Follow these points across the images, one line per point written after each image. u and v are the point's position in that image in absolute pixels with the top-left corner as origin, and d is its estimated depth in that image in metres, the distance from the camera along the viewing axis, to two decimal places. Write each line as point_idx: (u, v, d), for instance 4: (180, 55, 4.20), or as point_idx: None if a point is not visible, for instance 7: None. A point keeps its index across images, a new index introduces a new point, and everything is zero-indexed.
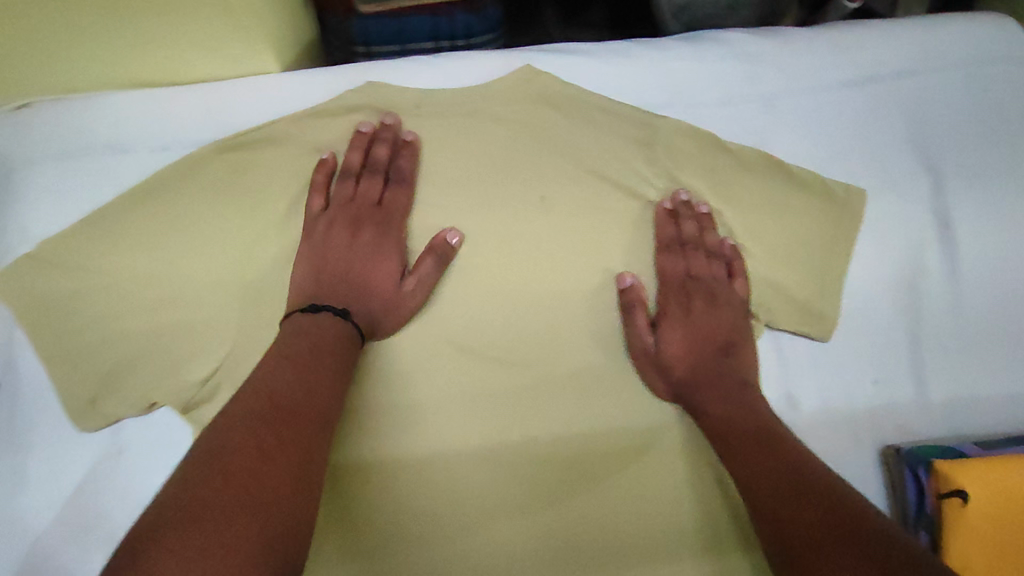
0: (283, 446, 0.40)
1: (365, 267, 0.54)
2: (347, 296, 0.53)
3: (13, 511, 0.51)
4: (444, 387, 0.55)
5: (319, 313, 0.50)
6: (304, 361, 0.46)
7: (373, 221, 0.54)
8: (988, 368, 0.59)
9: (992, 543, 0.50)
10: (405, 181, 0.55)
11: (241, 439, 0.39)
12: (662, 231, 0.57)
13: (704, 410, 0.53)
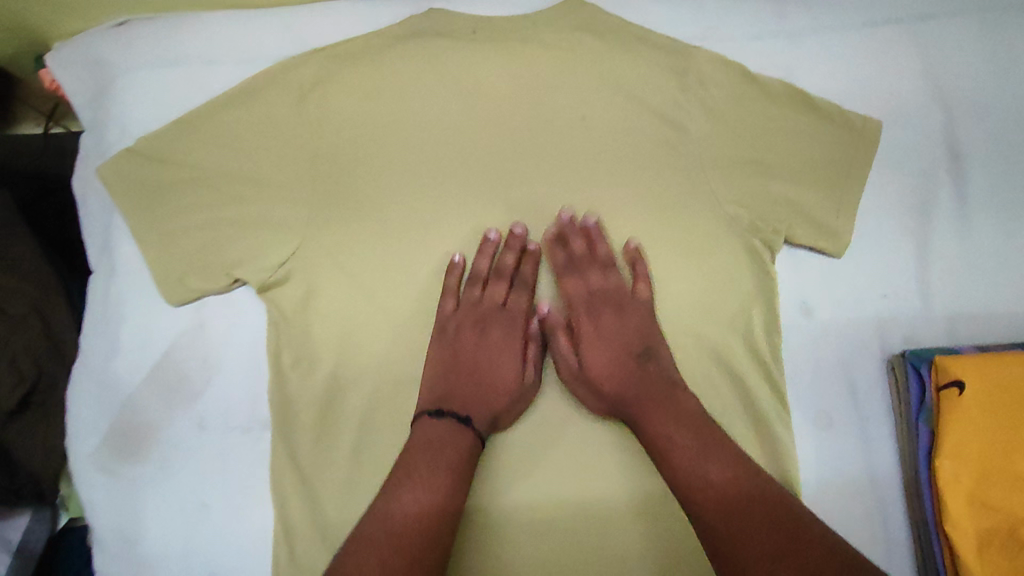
0: (428, 482, 0.49)
1: (486, 356, 0.58)
2: (470, 397, 0.56)
3: (107, 376, 0.57)
4: (490, 284, 0.60)
5: (439, 418, 0.53)
6: (445, 449, 0.51)
7: (498, 325, 0.59)
8: (994, 287, 0.63)
9: (986, 431, 0.55)
10: (528, 286, 0.60)
11: (406, 476, 0.49)
12: (577, 277, 0.61)
13: (627, 419, 0.54)
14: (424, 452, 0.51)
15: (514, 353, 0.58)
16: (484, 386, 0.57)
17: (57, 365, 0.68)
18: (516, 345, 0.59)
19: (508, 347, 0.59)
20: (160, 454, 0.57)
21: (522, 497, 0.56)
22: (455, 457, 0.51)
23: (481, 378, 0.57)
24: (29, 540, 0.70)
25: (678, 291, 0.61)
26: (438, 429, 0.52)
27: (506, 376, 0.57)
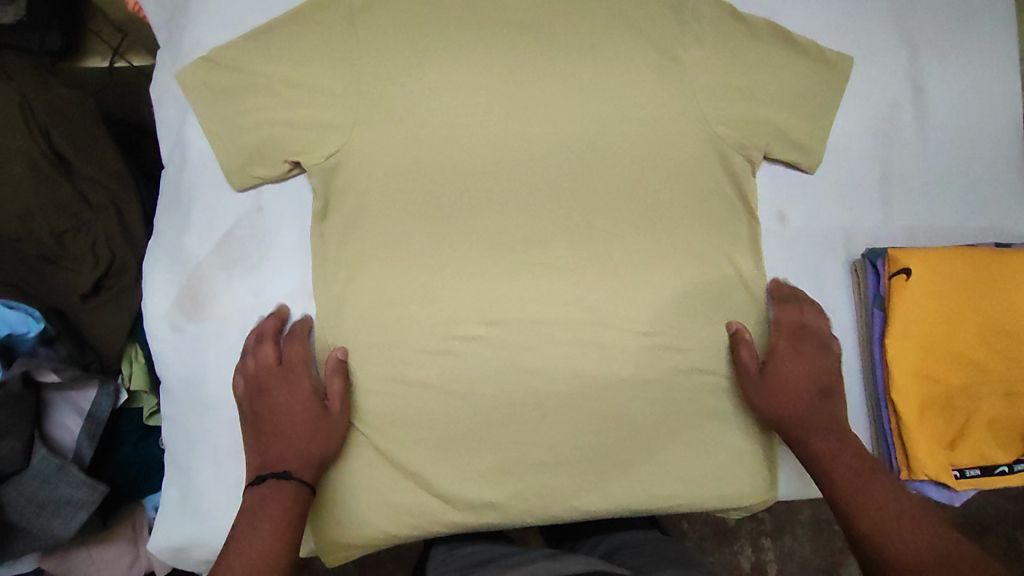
0: (257, 537, 0.58)
1: (292, 436, 0.63)
2: (284, 454, 0.63)
3: (178, 248, 0.67)
4: (504, 186, 0.69)
5: (268, 480, 0.61)
6: (271, 497, 0.60)
7: (278, 380, 0.65)
8: (943, 203, 0.73)
9: (927, 311, 0.64)
10: (300, 337, 0.66)
11: (238, 544, 0.57)
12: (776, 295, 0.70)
13: (803, 439, 0.66)
14: (254, 513, 0.60)
15: (306, 406, 0.64)
16: (292, 441, 0.63)
17: (127, 253, 0.78)
18: (302, 385, 0.65)
19: (302, 414, 0.64)
20: (221, 315, 0.67)
21: (454, 448, 0.67)
22: (273, 501, 0.60)
23: (287, 429, 0.63)
24: (96, 408, 0.79)
25: (669, 197, 0.70)
26: (265, 485, 0.61)
27: (305, 425, 0.63)
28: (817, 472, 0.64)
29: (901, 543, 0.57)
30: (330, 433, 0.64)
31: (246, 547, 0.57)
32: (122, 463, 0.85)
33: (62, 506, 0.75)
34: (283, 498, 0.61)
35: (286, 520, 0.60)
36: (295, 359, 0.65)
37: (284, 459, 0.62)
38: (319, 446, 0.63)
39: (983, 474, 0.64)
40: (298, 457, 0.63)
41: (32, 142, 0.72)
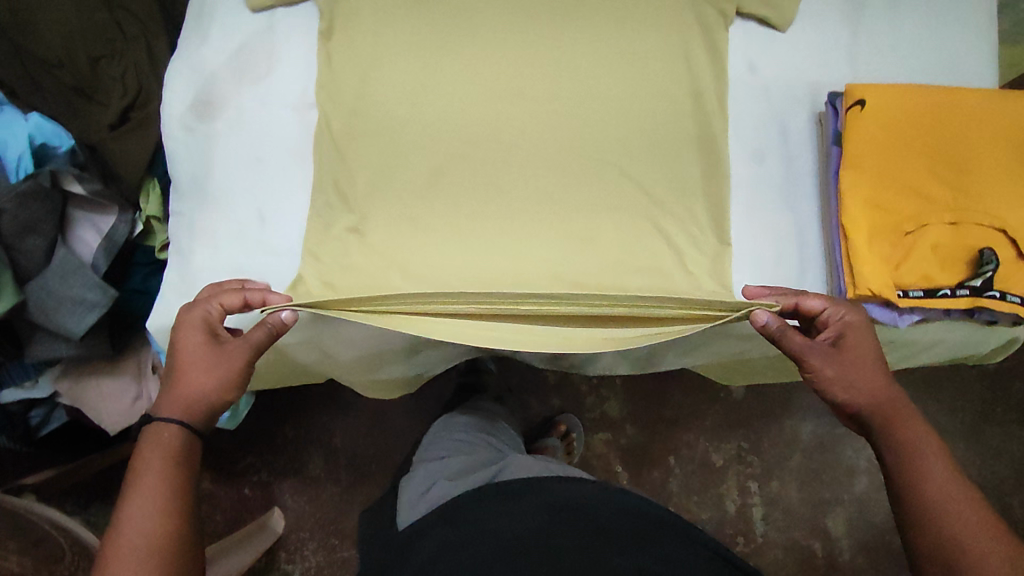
0: (145, 487, 0.59)
1: (183, 365, 0.65)
2: (175, 393, 0.64)
3: (196, 59, 0.74)
4: (492, 21, 0.75)
5: (156, 420, 0.63)
6: (143, 454, 0.61)
7: (187, 325, 0.65)
8: (909, 66, 0.77)
9: (883, 144, 0.68)
10: (241, 297, 0.67)
11: (131, 493, 0.59)
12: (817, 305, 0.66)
13: (883, 428, 0.63)
14: (131, 471, 0.61)
15: (195, 338, 0.65)
16: (184, 387, 0.64)
17: (153, 84, 0.85)
18: (200, 332, 0.65)
19: (190, 344, 0.65)
20: (230, 116, 0.74)
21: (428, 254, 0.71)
22: (151, 454, 0.61)
23: (179, 358, 0.65)
24: (114, 231, 0.85)
25: (647, 42, 0.75)
26: (146, 437, 0.63)
27: (191, 359, 0.65)
28: (902, 464, 0.61)
29: (975, 543, 0.55)
30: (220, 365, 0.65)
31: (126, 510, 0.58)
32: (133, 291, 0.92)
33: (76, 305, 0.81)
34: (162, 451, 0.61)
35: (168, 472, 0.60)
36: (203, 310, 0.66)
37: (173, 393, 0.65)
38: (206, 382, 0.64)
39: (925, 296, 0.66)
40: (182, 393, 0.64)
41: None
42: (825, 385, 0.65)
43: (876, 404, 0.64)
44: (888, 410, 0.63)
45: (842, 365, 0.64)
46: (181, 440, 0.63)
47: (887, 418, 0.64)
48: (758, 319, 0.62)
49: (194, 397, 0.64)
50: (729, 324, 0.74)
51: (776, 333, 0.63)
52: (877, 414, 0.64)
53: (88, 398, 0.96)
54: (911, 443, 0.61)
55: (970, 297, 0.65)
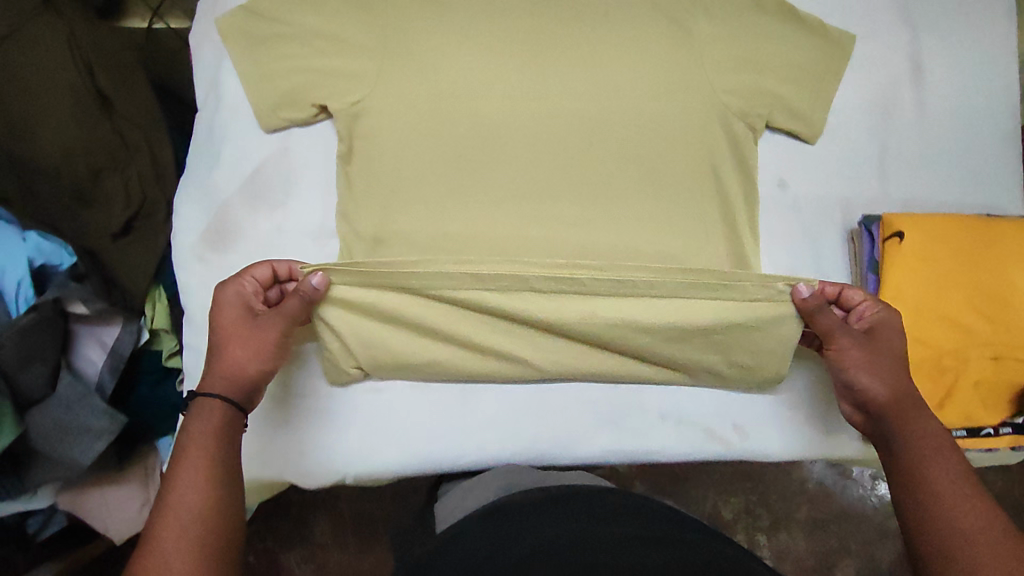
0: (186, 472, 0.56)
1: (220, 344, 0.64)
2: (210, 381, 0.62)
3: (207, 184, 0.72)
4: (517, 138, 0.72)
5: (198, 397, 0.61)
6: (191, 428, 0.59)
7: (220, 313, 0.64)
8: (941, 178, 0.75)
9: (923, 276, 0.67)
10: (275, 267, 0.66)
11: (179, 466, 0.56)
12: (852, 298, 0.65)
13: (893, 427, 0.62)
14: (174, 454, 0.57)
15: (235, 313, 0.64)
16: (220, 374, 0.62)
17: (158, 193, 0.81)
18: (236, 298, 0.64)
19: (228, 321, 0.64)
20: (246, 245, 0.71)
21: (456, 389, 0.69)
22: (196, 432, 0.59)
23: (217, 335, 0.64)
24: (119, 344, 0.82)
25: (677, 158, 0.73)
26: (191, 409, 0.61)
27: (233, 329, 0.64)
28: (907, 469, 0.59)
29: (981, 552, 0.52)
30: (259, 342, 0.64)
31: (174, 484, 0.55)
32: (139, 402, 0.87)
33: (83, 434, 0.77)
34: (208, 426, 0.59)
35: (213, 458, 0.57)
36: (235, 297, 0.64)
37: (212, 375, 0.63)
38: (248, 357, 0.63)
39: (967, 435, 0.66)
40: (225, 369, 0.63)
41: (76, 78, 0.76)
42: (848, 370, 0.64)
43: (892, 404, 0.62)
44: (907, 408, 0.62)
45: (874, 352, 0.64)
46: (225, 431, 0.60)
47: (900, 417, 0.62)
48: (800, 292, 0.64)
49: (238, 375, 0.63)
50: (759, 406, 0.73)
51: (813, 306, 0.63)
52: (891, 413, 0.62)
53: (93, 509, 0.92)
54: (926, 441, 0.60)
55: (1012, 434, 0.66)
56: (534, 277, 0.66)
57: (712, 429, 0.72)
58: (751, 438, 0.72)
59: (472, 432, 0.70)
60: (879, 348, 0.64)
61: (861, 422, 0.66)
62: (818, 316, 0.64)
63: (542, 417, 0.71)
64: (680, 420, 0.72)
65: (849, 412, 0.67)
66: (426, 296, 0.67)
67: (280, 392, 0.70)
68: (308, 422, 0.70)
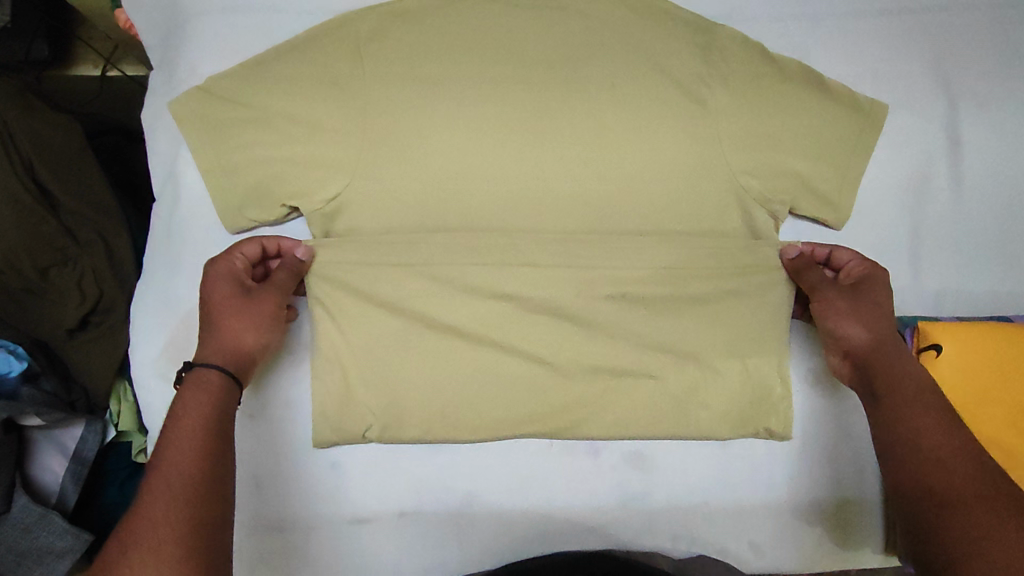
0: (188, 447, 0.49)
1: (213, 317, 0.58)
2: (204, 353, 0.56)
3: (168, 292, 0.64)
4: (514, 232, 0.65)
5: (193, 370, 0.54)
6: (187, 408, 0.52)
7: (211, 285, 0.59)
8: (976, 267, 0.69)
9: (961, 391, 0.61)
10: (263, 242, 0.62)
11: (179, 436, 0.50)
12: (841, 254, 0.66)
13: (877, 373, 0.58)
14: (172, 423, 0.51)
15: (230, 288, 0.59)
16: (214, 348, 0.57)
17: (115, 287, 0.73)
18: (227, 269, 0.60)
19: (224, 296, 0.59)
20: None
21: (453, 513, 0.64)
22: (193, 405, 0.52)
23: (208, 309, 0.58)
24: (83, 448, 0.75)
25: (693, 246, 0.65)
26: (185, 380, 0.54)
27: (229, 305, 0.58)
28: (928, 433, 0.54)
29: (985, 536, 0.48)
30: (258, 315, 0.59)
31: (165, 465, 0.48)
32: (105, 505, 0.79)
33: (44, 556, 0.70)
34: (203, 400, 0.53)
35: (213, 437, 0.51)
36: (226, 268, 0.60)
37: (206, 348, 0.57)
38: (248, 328, 0.58)
39: None
40: (223, 343, 0.57)
41: (13, 177, 0.66)
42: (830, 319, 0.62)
43: (877, 351, 0.59)
44: (889, 351, 0.59)
45: (856, 300, 0.62)
46: (220, 401, 0.54)
47: (883, 361, 0.59)
48: (789, 253, 0.66)
49: (236, 351, 0.57)
50: (779, 508, 0.66)
51: (802, 264, 0.64)
52: (874, 356, 0.59)
53: None
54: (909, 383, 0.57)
55: None
56: (530, 308, 0.64)
57: (726, 549, 0.67)
58: (768, 557, 0.67)
59: (469, 559, 0.65)
60: (865, 295, 0.62)
61: (849, 376, 0.62)
62: (805, 267, 0.64)
63: (544, 542, 0.65)
64: (692, 540, 0.66)
65: (835, 367, 0.63)
66: (414, 309, 0.63)
67: (255, 525, 0.63)
68: (290, 556, 0.64)
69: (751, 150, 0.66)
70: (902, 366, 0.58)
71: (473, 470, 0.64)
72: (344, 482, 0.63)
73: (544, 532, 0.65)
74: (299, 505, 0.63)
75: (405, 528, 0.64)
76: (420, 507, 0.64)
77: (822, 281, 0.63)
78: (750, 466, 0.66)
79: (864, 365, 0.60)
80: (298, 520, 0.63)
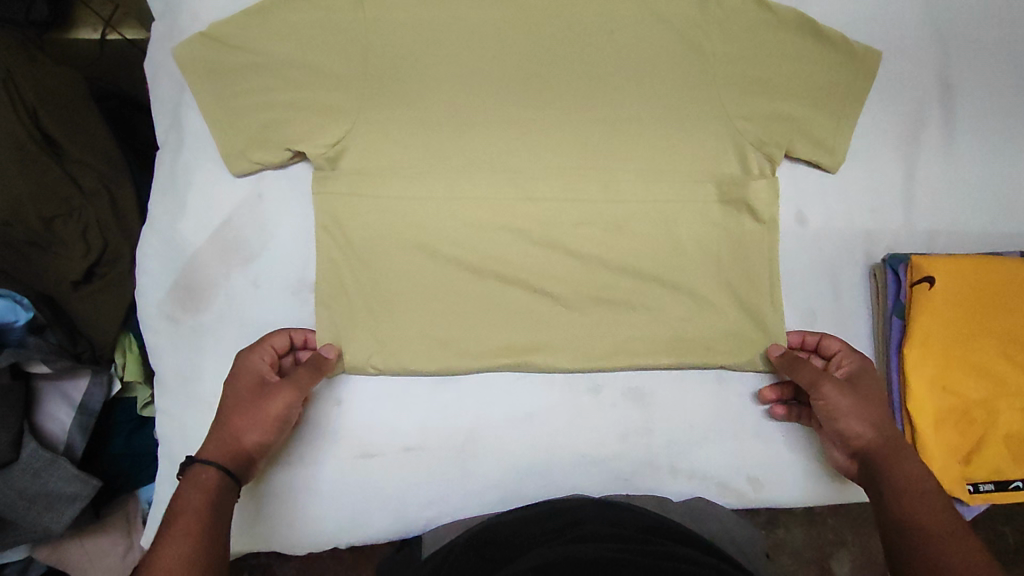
0: (181, 535, 0.48)
1: (227, 413, 0.57)
2: (216, 444, 0.56)
3: (173, 235, 0.65)
4: (516, 174, 0.67)
5: (198, 464, 0.54)
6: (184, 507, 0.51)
7: (234, 380, 0.59)
8: (967, 207, 0.71)
9: (949, 321, 0.64)
10: (292, 335, 0.64)
11: (175, 528, 0.49)
12: (830, 344, 0.66)
13: (887, 468, 0.58)
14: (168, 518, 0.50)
15: (247, 380, 0.59)
16: (228, 436, 0.56)
17: (120, 239, 0.73)
18: (248, 372, 0.60)
19: (241, 387, 0.59)
20: (219, 306, 0.66)
21: (455, 444, 0.66)
22: (193, 502, 0.51)
23: (224, 405, 0.58)
24: (89, 399, 0.76)
25: (687, 191, 0.68)
26: (184, 477, 0.53)
27: (241, 397, 0.58)
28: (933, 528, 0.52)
29: None
30: (261, 412, 0.58)
31: (156, 563, 0.47)
32: (114, 456, 0.80)
33: (54, 501, 0.71)
34: (201, 502, 0.51)
35: (209, 526, 0.50)
36: (251, 369, 0.60)
37: (216, 440, 0.56)
38: (252, 426, 0.57)
39: (995, 489, 0.63)
40: (223, 436, 0.56)
41: (17, 123, 0.67)
42: (841, 414, 0.61)
43: (880, 444, 0.59)
44: (893, 449, 0.59)
45: (861, 397, 0.61)
46: (219, 502, 0.53)
47: (887, 457, 0.58)
48: (774, 351, 0.65)
49: (237, 449, 0.56)
50: (769, 442, 0.69)
51: (792, 359, 0.63)
52: (880, 455, 0.59)
53: (71, 560, 0.83)
54: (915, 482, 0.56)
55: None
56: (532, 247, 0.67)
57: (725, 482, 0.68)
58: (766, 491, 0.68)
59: (476, 494, 0.66)
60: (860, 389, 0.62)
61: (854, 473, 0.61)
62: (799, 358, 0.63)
63: (548, 477, 0.67)
64: (692, 473, 0.68)
65: (842, 464, 0.63)
66: (420, 247, 0.66)
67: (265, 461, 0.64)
68: (295, 494, 0.65)
69: (746, 98, 0.67)
70: (910, 465, 0.58)
71: (478, 408, 0.67)
72: (351, 421, 0.65)
73: (547, 467, 0.67)
74: (307, 443, 0.65)
75: (411, 464, 0.66)
76: (426, 442, 0.66)
77: (818, 373, 0.62)
78: (744, 400, 0.69)
79: (870, 460, 0.59)
80: (305, 457, 0.65)
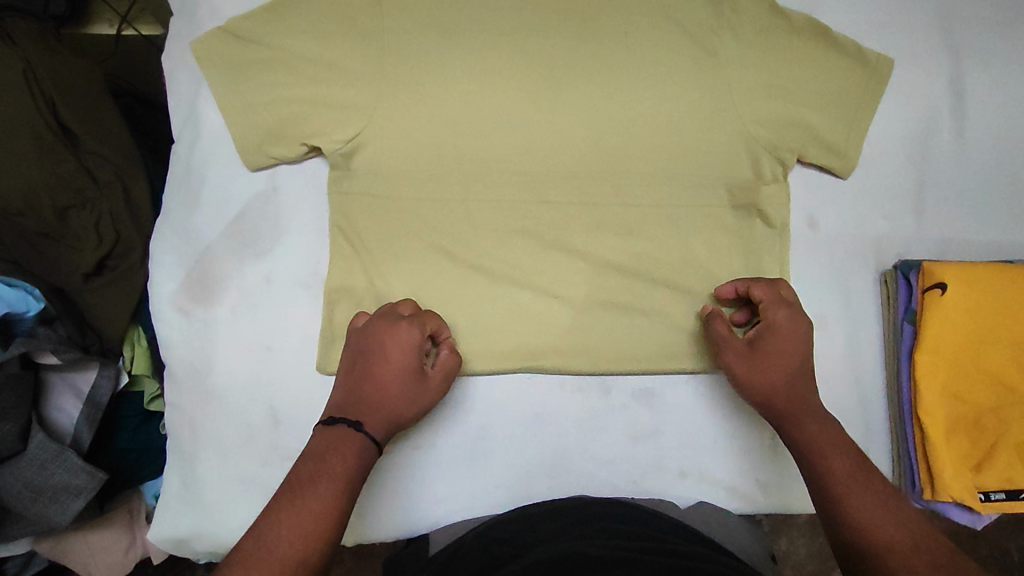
0: (320, 491, 0.51)
1: (386, 387, 0.59)
2: (367, 411, 0.58)
3: (188, 228, 0.66)
4: (528, 175, 0.67)
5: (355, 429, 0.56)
6: (326, 457, 0.54)
7: (389, 344, 0.60)
8: (977, 214, 0.71)
9: (961, 328, 0.64)
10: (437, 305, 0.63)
11: (319, 479, 0.52)
12: (757, 292, 0.63)
13: (789, 426, 0.59)
14: (319, 465, 0.53)
15: (408, 365, 0.60)
16: (382, 409, 0.58)
17: (132, 231, 0.73)
18: (405, 339, 0.60)
19: (397, 373, 0.59)
20: (232, 299, 0.66)
21: (463, 440, 0.66)
22: (341, 460, 0.54)
23: (380, 376, 0.59)
24: (97, 392, 0.74)
25: (698, 193, 0.68)
26: (339, 436, 0.55)
27: (398, 379, 0.59)
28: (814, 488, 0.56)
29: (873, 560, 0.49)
30: (422, 399, 0.60)
31: (299, 508, 0.50)
32: (121, 450, 0.80)
33: (60, 494, 0.71)
34: (349, 461, 0.54)
35: (351, 489, 0.53)
36: (403, 337, 0.60)
37: (373, 409, 0.58)
38: (406, 410, 0.59)
39: (1006, 498, 0.65)
40: (382, 414, 0.58)
41: (35, 111, 0.68)
42: (740, 383, 0.61)
43: (774, 403, 0.60)
44: (791, 406, 0.59)
45: (756, 361, 0.61)
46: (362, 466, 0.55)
47: (790, 414, 0.60)
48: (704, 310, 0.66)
49: (390, 422, 0.59)
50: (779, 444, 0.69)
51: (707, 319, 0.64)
52: (780, 411, 0.60)
53: (74, 553, 0.83)
54: (811, 440, 0.58)
55: None
56: (543, 245, 0.67)
57: (733, 486, 0.68)
58: (774, 494, 0.69)
59: (486, 491, 0.66)
60: (764, 349, 0.61)
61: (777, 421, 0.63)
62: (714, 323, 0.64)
63: (558, 477, 0.67)
64: (701, 477, 0.68)
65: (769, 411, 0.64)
66: (433, 244, 0.66)
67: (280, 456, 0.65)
68: None
69: (761, 101, 0.67)
70: (807, 418, 0.59)
71: (488, 406, 0.67)
72: None
73: (556, 466, 0.67)
74: None
75: (422, 461, 0.66)
76: (437, 440, 0.66)
77: (716, 341, 0.63)
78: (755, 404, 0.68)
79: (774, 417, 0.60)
80: None
